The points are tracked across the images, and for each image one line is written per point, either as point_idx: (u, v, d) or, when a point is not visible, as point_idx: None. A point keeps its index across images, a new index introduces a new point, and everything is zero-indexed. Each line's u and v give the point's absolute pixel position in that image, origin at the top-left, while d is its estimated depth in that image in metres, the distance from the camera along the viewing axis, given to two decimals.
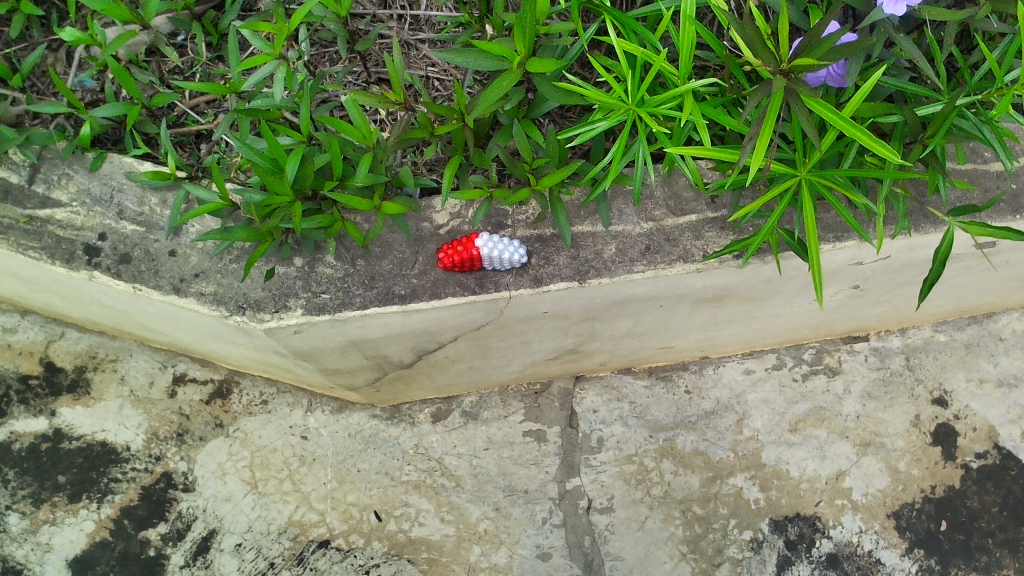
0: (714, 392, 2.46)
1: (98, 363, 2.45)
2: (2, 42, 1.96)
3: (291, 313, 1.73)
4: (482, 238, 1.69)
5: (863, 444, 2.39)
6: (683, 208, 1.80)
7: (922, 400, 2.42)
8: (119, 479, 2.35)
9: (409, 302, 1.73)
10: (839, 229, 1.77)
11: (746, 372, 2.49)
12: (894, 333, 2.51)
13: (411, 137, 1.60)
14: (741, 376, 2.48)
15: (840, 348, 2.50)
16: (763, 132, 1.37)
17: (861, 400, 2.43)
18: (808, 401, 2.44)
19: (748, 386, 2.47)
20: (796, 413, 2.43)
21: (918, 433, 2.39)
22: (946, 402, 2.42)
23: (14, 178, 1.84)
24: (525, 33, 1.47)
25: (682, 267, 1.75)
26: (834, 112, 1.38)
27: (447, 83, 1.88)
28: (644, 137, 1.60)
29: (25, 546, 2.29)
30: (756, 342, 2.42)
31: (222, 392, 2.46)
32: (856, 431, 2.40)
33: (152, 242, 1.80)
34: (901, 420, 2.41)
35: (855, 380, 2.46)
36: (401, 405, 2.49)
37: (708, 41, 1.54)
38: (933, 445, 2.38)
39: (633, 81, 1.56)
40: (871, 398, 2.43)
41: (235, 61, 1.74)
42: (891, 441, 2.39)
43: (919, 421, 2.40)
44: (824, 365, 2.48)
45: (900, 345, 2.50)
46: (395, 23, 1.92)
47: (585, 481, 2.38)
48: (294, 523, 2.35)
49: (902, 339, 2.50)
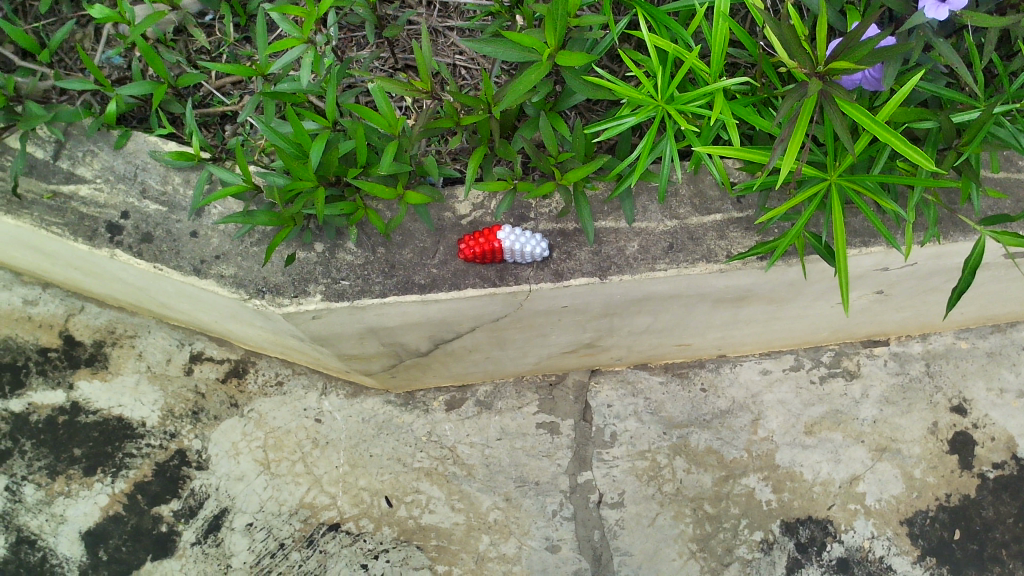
0: (730, 391, 2.44)
1: (116, 338, 2.47)
2: (31, 16, 1.93)
3: (311, 298, 1.73)
4: (504, 231, 1.67)
5: (879, 449, 2.37)
6: (708, 207, 1.78)
7: (940, 407, 2.40)
8: (134, 454, 2.37)
9: (429, 292, 1.73)
10: (866, 234, 1.75)
11: (763, 372, 2.46)
12: (915, 339, 2.48)
13: (437, 126, 1.57)
14: (758, 376, 2.46)
15: (860, 351, 2.47)
16: (795, 135, 1.33)
17: (879, 405, 2.41)
18: (825, 404, 2.42)
19: (764, 386, 2.45)
20: (812, 416, 2.41)
21: (935, 440, 2.37)
22: (966, 411, 2.39)
23: (39, 152, 1.81)
24: (556, 26, 1.44)
25: (704, 266, 1.74)
26: (869, 116, 1.33)
27: (474, 72, 1.88)
28: (672, 134, 1.57)
29: (39, 517, 2.32)
30: (775, 342, 2.39)
31: (238, 371, 2.47)
32: (872, 436, 2.38)
33: (174, 222, 1.78)
34: (918, 426, 2.38)
35: (873, 384, 2.43)
36: (415, 392, 2.49)
37: (743, 39, 1.52)
38: (950, 453, 2.35)
39: (663, 77, 1.53)
40: (888, 403, 2.41)
41: (262, 42, 1.71)
42: (907, 447, 2.36)
43: (936, 429, 2.38)
44: (842, 368, 2.45)
45: (921, 350, 2.47)
46: (424, 10, 1.91)
47: (597, 475, 2.37)
48: (304, 506, 2.36)
49: (923, 345, 2.47)
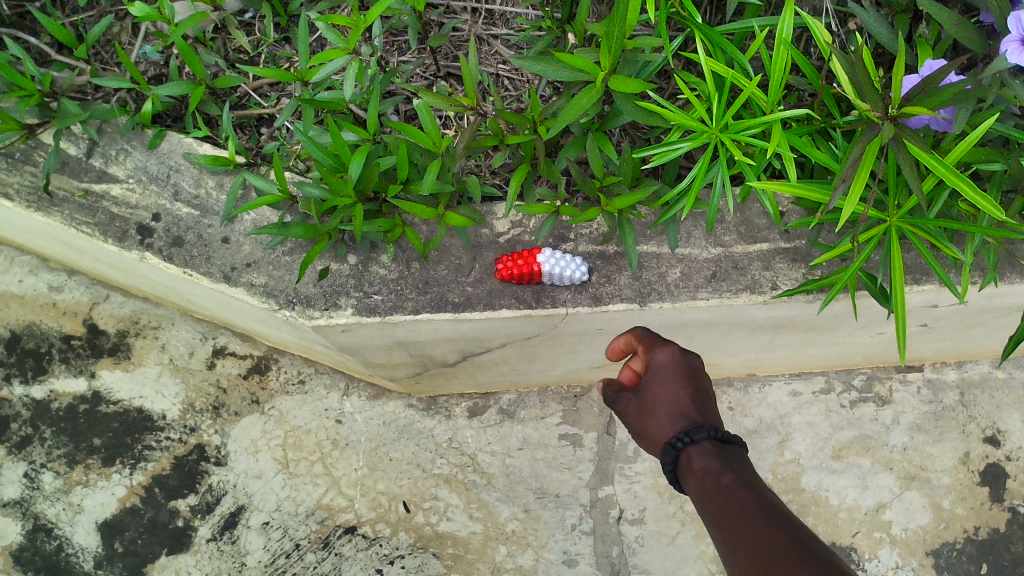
0: (758, 411, 2.38)
1: (139, 328, 2.44)
2: (70, 8, 1.89)
3: (342, 312, 1.68)
4: (544, 253, 1.63)
5: (908, 477, 2.30)
6: (755, 236, 1.72)
7: (973, 437, 2.33)
8: (154, 447, 2.35)
9: (463, 311, 1.68)
10: (918, 271, 1.69)
11: (792, 394, 2.40)
12: (951, 366, 2.40)
13: (482, 143, 1.53)
14: (786, 398, 2.39)
15: (893, 376, 2.40)
16: (860, 176, 1.28)
17: (910, 432, 2.34)
18: (855, 428, 2.35)
19: (793, 408, 2.38)
20: (840, 440, 2.34)
21: (966, 471, 2.30)
22: (999, 442, 2.32)
23: (72, 149, 1.78)
24: (612, 48, 1.39)
25: (748, 297, 1.68)
26: (938, 160, 1.27)
27: (518, 83, 1.82)
28: (724, 161, 1.52)
29: (56, 505, 2.31)
30: (808, 363, 2.32)
31: (261, 368, 2.44)
32: (902, 464, 2.31)
33: (206, 226, 1.74)
34: (949, 456, 2.31)
35: (905, 411, 2.36)
36: (438, 397, 2.44)
37: (803, 68, 1.46)
38: (980, 485, 2.29)
39: (718, 104, 1.48)
40: (920, 431, 2.34)
41: (304, 47, 1.66)
42: (936, 477, 2.30)
43: (968, 459, 2.31)
44: (873, 393, 2.38)
45: (955, 378, 2.40)
46: (469, 17, 1.86)
47: (618, 491, 2.32)
48: (322, 507, 2.33)
49: (959, 372, 2.40)
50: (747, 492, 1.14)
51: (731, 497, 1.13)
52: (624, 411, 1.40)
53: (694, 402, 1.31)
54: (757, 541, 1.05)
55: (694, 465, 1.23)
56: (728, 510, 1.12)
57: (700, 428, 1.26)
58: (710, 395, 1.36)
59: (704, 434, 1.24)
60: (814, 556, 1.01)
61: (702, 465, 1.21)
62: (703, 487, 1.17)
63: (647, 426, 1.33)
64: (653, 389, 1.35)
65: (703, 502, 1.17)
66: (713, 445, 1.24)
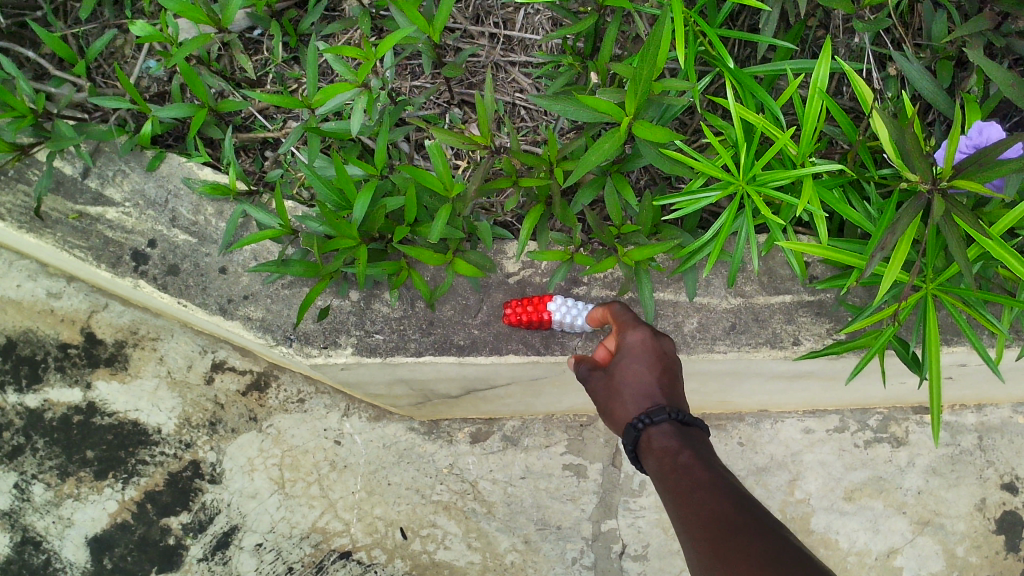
0: (769, 447, 2.13)
1: (138, 339, 2.15)
2: (72, 19, 1.82)
3: (341, 351, 1.62)
4: (555, 301, 1.55)
5: (921, 522, 2.10)
6: (778, 287, 1.63)
7: (989, 483, 2.12)
8: (148, 462, 2.13)
9: (467, 354, 1.61)
10: (950, 331, 1.63)
11: (805, 432, 2.14)
12: (971, 408, 2.16)
13: (495, 185, 1.45)
14: (799, 435, 2.14)
15: (910, 416, 2.15)
16: (902, 245, 1.23)
17: (925, 475, 2.12)
18: (868, 469, 2.12)
19: (805, 445, 2.14)
20: (853, 481, 2.11)
21: (981, 518, 2.10)
22: (1016, 489, 2.11)
23: (67, 169, 1.69)
24: (638, 93, 1.29)
25: (768, 352, 1.61)
26: (986, 231, 1.20)
27: (534, 114, 1.75)
28: (750, 213, 1.43)
29: (46, 518, 2.12)
30: (820, 401, 2.09)
31: (260, 384, 2.17)
32: (914, 508, 2.10)
33: (203, 255, 1.67)
34: (964, 502, 2.11)
35: (921, 454, 2.12)
36: (440, 420, 2.19)
37: (839, 118, 1.38)
38: (996, 533, 2.10)
39: (747, 154, 1.38)
40: (934, 474, 2.12)
41: (312, 74, 1.57)
42: (950, 522, 2.10)
43: (983, 505, 2.11)
44: (889, 434, 2.14)
45: (974, 422, 2.16)
46: (486, 42, 1.77)
47: (621, 525, 2.14)
48: (317, 530, 2.13)
49: (978, 416, 2.16)
50: (705, 472, 1.13)
51: (690, 477, 1.13)
52: (593, 389, 1.37)
53: (661, 383, 1.29)
54: (713, 518, 1.05)
55: (653, 445, 1.22)
56: (685, 489, 1.11)
57: (661, 410, 1.24)
58: (679, 376, 1.35)
59: (666, 415, 1.22)
60: (770, 533, 1.01)
61: (663, 446, 1.20)
62: (660, 465, 1.16)
63: (613, 406, 1.31)
64: (621, 369, 1.32)
65: (661, 482, 1.16)
66: (675, 427, 1.22)
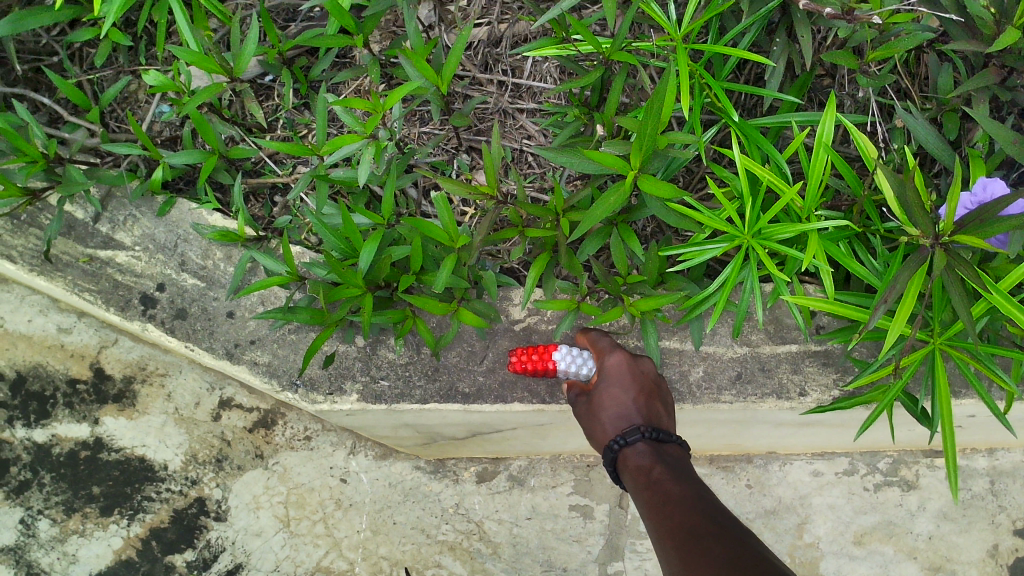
0: (777, 489, 2.10)
1: (146, 375, 2.09)
2: (88, 65, 1.86)
3: (346, 397, 1.63)
4: (560, 351, 1.52)
5: (932, 569, 2.05)
6: (784, 336, 1.63)
7: (1002, 529, 2.06)
8: (153, 498, 2.08)
9: (471, 401, 1.61)
10: (957, 383, 1.63)
11: (813, 474, 2.11)
12: (981, 453, 2.11)
13: (503, 236, 1.47)
14: (808, 478, 2.11)
15: (920, 460, 2.11)
16: (907, 298, 1.22)
17: (936, 520, 2.07)
18: (877, 513, 2.08)
19: (813, 488, 2.10)
20: (862, 524, 2.08)
21: (994, 565, 2.05)
22: None
23: (78, 212, 1.72)
24: (644, 147, 1.29)
25: (775, 402, 1.60)
26: (992, 286, 1.20)
27: (542, 160, 1.76)
28: (755, 265, 1.43)
29: (51, 554, 2.06)
30: (829, 444, 2.06)
31: (267, 422, 2.11)
32: (926, 554, 2.06)
33: (211, 299, 1.68)
34: (977, 548, 2.06)
35: (932, 498, 2.08)
36: (447, 459, 2.17)
37: (844, 173, 1.38)
38: None
39: (752, 208, 1.38)
40: (946, 519, 2.07)
41: (321, 124, 1.59)
42: (962, 570, 2.05)
43: (996, 552, 2.06)
44: (899, 478, 2.10)
45: (985, 466, 2.11)
46: (494, 89, 1.79)
47: (628, 567, 2.11)
48: (321, 570, 2.09)
49: (989, 460, 2.11)
50: (673, 483, 1.25)
51: (659, 488, 1.24)
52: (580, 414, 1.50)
53: (638, 406, 1.41)
54: (678, 523, 1.16)
55: (630, 464, 1.34)
56: (655, 499, 1.22)
57: (636, 430, 1.36)
58: (658, 395, 1.46)
59: (639, 434, 1.35)
60: (727, 534, 1.11)
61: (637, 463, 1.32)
62: (634, 480, 1.28)
63: (595, 428, 1.44)
64: (601, 393, 1.45)
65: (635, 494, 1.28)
66: (648, 445, 1.34)
